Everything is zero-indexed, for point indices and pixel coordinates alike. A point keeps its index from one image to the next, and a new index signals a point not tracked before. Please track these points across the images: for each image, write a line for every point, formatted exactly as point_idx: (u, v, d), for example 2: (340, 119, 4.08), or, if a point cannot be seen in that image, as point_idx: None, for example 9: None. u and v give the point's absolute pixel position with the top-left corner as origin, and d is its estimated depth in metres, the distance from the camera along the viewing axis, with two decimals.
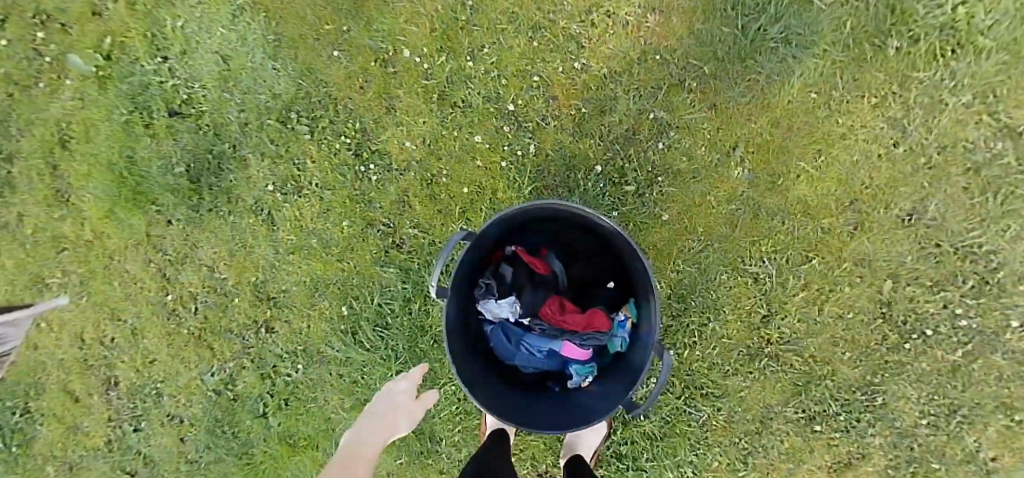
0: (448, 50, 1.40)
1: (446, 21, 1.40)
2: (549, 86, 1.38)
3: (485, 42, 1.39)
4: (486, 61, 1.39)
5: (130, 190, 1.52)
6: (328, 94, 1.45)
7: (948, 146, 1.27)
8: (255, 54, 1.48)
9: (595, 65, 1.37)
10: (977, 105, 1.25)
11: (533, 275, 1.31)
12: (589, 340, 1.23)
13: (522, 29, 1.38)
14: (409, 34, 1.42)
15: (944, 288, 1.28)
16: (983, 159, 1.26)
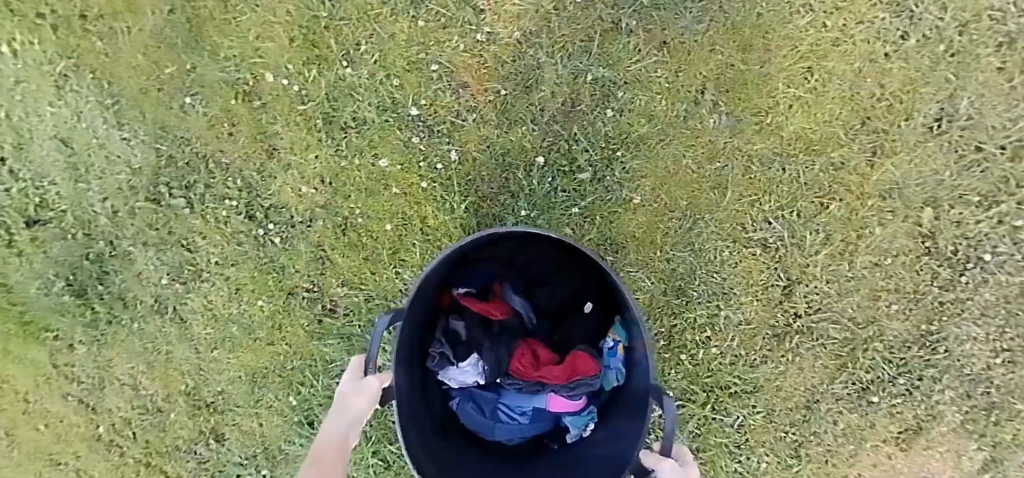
0: (318, 60, 1.10)
1: (305, 25, 1.09)
2: (454, 72, 1.07)
3: (360, 38, 1.08)
4: (369, 61, 1.09)
5: (16, 322, 1.23)
6: (195, 153, 1.17)
7: (970, 22, 1.00)
8: (97, 125, 1.18)
9: (503, 31, 1.05)
10: None
11: (490, 324, 1.06)
12: (578, 389, 1.02)
13: (401, 9, 1.07)
14: (265, 53, 1.11)
15: (998, 200, 1.04)
16: (1018, 27, 1.00)
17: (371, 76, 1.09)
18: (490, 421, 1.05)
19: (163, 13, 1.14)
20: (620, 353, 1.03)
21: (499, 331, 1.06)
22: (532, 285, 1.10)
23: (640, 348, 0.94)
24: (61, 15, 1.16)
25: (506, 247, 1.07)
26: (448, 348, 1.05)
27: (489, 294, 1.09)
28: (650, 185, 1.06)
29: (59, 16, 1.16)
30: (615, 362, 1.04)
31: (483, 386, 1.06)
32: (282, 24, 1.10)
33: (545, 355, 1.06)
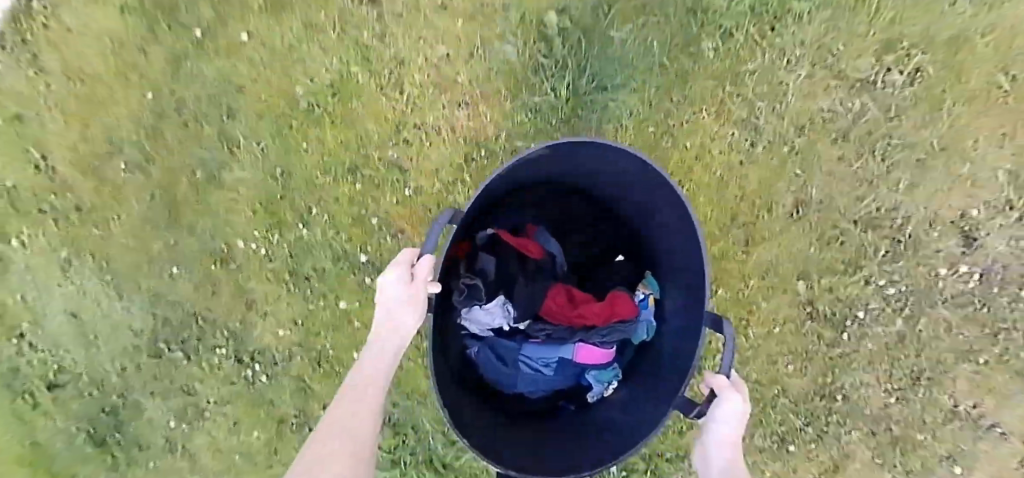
0: (278, 225, 1.30)
1: (263, 198, 1.29)
2: (391, 221, 1.28)
3: (310, 203, 1.28)
4: (319, 221, 1.29)
5: (47, 474, 1.42)
6: (185, 312, 1.36)
7: (807, 125, 1.19)
8: (101, 298, 1.39)
9: (426, 183, 1.26)
10: (821, 71, 1.17)
11: (526, 261, 1.19)
12: (611, 336, 1.13)
13: (340, 175, 1.27)
14: (233, 224, 1.31)
15: (862, 265, 1.22)
16: (847, 123, 1.19)
17: (325, 235, 1.29)
18: (513, 371, 1.17)
19: (145, 200, 1.35)
20: (650, 307, 1.17)
21: (534, 269, 1.19)
22: (558, 231, 1.27)
23: (675, 288, 1.13)
24: (61, 211, 1.38)
25: (541, 196, 1.22)
26: (481, 283, 1.15)
27: (522, 232, 1.23)
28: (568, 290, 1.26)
29: (60, 214, 1.38)
30: (645, 314, 1.17)
31: (511, 336, 1.17)
32: (245, 199, 1.30)
33: (577, 297, 1.19)
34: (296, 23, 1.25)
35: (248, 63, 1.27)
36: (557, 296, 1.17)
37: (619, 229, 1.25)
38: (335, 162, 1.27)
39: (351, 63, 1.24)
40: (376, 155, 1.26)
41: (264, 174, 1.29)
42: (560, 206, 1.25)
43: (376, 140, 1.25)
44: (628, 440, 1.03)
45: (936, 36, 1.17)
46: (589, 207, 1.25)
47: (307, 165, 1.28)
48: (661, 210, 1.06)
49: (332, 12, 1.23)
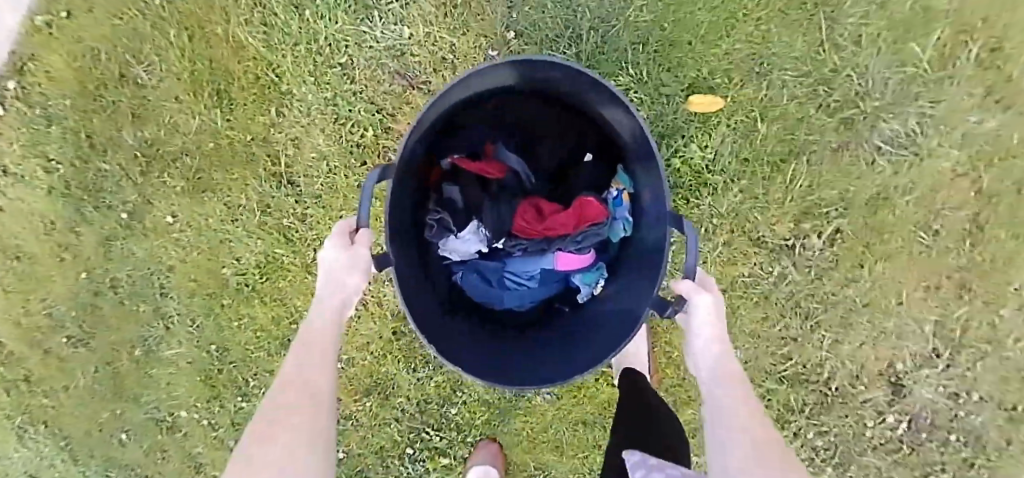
0: (218, 396, 1.33)
1: (204, 370, 1.32)
2: None
3: (249, 374, 1.32)
4: (258, 392, 1.32)
5: None
6: (139, 474, 1.39)
7: (726, 290, 1.20)
8: (58, 462, 1.41)
9: (357, 355, 1.28)
10: (738, 238, 1.17)
11: (488, 184, 1.19)
12: (585, 240, 1.16)
13: (276, 348, 1.30)
14: (177, 395, 1.35)
15: (789, 419, 1.24)
16: (769, 285, 1.19)
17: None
18: (498, 288, 1.21)
19: (91, 372, 1.37)
20: (625, 203, 1.16)
21: (500, 191, 1.18)
22: (526, 147, 1.24)
23: (644, 179, 1.09)
24: (8, 382, 1.39)
25: (499, 113, 1.20)
26: (447, 215, 1.16)
27: (482, 156, 1.21)
28: (505, 452, 1.27)
29: (10, 385, 1.39)
30: (620, 213, 1.16)
31: (489, 256, 1.20)
32: (187, 371, 1.33)
33: (546, 207, 1.19)
34: (218, 206, 1.26)
35: (176, 244, 1.29)
36: (525, 214, 1.17)
37: (591, 129, 1.19)
38: (269, 338, 1.29)
39: (274, 244, 1.25)
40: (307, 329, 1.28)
41: (202, 350, 1.32)
42: (523, 121, 1.22)
43: (306, 314, 1.28)
44: (610, 324, 1.07)
45: (855, 197, 1.17)
46: (553, 117, 1.20)
47: (242, 339, 1.30)
48: (608, 106, 1.04)
49: (251, 194, 1.24)
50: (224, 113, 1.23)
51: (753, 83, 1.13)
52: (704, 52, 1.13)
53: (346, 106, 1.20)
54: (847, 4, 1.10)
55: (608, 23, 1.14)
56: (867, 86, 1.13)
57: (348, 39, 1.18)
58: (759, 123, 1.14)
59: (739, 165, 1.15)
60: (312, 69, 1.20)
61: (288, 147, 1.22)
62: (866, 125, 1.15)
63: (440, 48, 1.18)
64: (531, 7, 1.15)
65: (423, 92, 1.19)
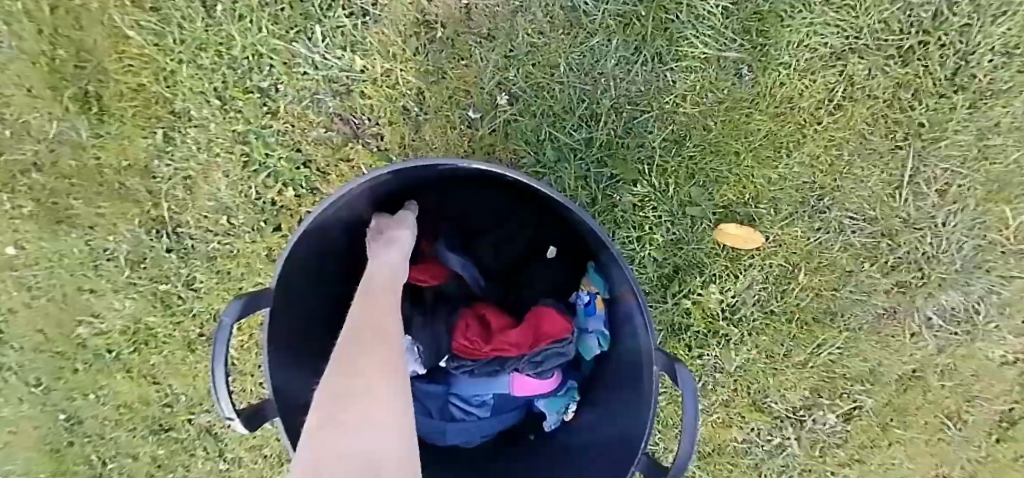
0: (64, 471, 1.11)
1: (51, 439, 1.10)
2: None
3: (107, 455, 1.10)
4: (113, 474, 1.10)
5: None
6: None
7: (711, 453, 1.02)
8: None
9: (246, 455, 1.05)
10: (741, 399, 0.98)
11: (421, 295, 0.80)
12: (546, 362, 0.75)
13: (142, 432, 1.07)
14: (12, 460, 1.11)
15: None
16: (762, 454, 1.02)
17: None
18: (440, 421, 0.79)
19: None
20: (599, 311, 0.76)
21: (433, 301, 0.80)
22: (474, 241, 0.84)
23: (627, 302, 0.68)
24: None
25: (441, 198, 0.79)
26: None
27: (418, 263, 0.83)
28: None
29: None
30: (596, 325, 0.77)
31: (429, 377, 0.81)
32: (27, 437, 1.10)
33: (497, 319, 0.79)
34: (77, 245, 0.95)
35: (17, 282, 1.00)
36: (468, 328, 0.78)
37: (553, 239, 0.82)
38: (136, 418, 1.06)
39: (146, 311, 0.97)
40: (184, 415, 1.04)
41: (51, 415, 1.08)
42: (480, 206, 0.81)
43: (185, 399, 1.03)
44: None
45: (885, 373, 0.98)
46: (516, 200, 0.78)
47: (95, 414, 1.08)
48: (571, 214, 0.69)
49: (121, 240, 0.93)
50: (91, 124, 0.89)
51: (804, 220, 0.86)
52: (753, 170, 0.84)
53: (260, 148, 0.85)
54: (943, 143, 0.84)
55: (637, 106, 0.82)
56: (937, 247, 0.90)
57: (273, 57, 0.82)
58: (798, 271, 0.90)
59: (762, 318, 0.92)
60: (218, 87, 0.84)
61: (177, 185, 0.89)
62: (923, 292, 0.93)
63: (401, 93, 0.82)
64: (534, 63, 0.81)
65: (369, 148, 0.84)
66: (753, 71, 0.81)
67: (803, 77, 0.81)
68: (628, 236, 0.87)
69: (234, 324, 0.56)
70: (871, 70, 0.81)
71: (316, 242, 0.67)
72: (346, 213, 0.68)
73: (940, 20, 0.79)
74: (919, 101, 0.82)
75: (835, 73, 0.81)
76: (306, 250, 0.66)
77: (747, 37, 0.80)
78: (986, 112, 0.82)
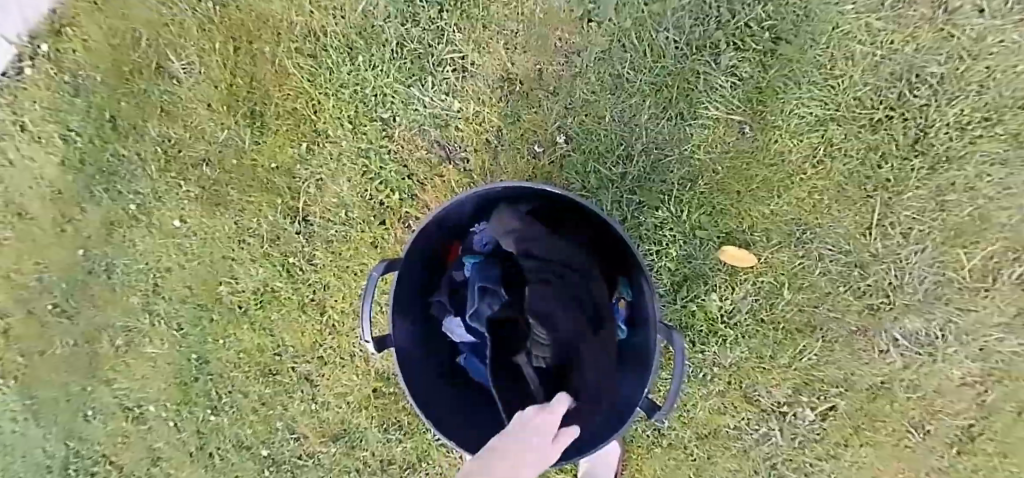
0: (190, 400, 1.42)
1: (182, 374, 1.41)
2: (292, 425, 1.38)
3: (223, 391, 1.40)
4: (226, 407, 1.41)
5: None
6: (99, 451, 1.44)
7: (707, 436, 1.25)
8: (21, 419, 1.44)
9: (334, 400, 1.35)
10: (733, 390, 1.21)
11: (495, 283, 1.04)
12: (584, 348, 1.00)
13: (256, 374, 1.37)
14: (149, 388, 1.42)
15: None
16: (750, 441, 1.24)
17: (232, 424, 1.41)
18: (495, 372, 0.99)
19: (69, 344, 1.41)
20: (622, 311, 1.01)
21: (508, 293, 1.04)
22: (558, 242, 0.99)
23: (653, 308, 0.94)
24: None
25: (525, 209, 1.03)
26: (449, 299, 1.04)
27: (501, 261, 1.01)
28: None
29: None
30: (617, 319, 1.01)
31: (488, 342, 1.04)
32: (163, 371, 1.41)
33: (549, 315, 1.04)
34: (228, 224, 1.26)
35: (177, 248, 1.32)
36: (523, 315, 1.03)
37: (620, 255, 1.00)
38: (251, 362, 1.37)
39: (273, 278, 1.27)
40: (290, 363, 1.34)
41: (185, 354, 1.40)
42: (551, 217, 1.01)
43: (292, 351, 1.33)
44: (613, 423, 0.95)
45: (857, 381, 1.19)
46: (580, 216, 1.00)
47: (220, 357, 1.38)
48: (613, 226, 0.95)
49: (262, 222, 1.24)
50: (253, 135, 1.20)
51: (791, 248, 1.10)
52: (751, 205, 1.07)
53: (377, 162, 1.14)
54: (906, 195, 1.06)
55: (662, 151, 1.07)
56: (902, 279, 1.11)
57: (393, 96, 1.12)
58: (785, 289, 1.12)
59: (754, 324, 1.15)
60: (351, 115, 1.14)
61: (310, 185, 1.19)
62: (890, 316, 1.14)
63: (485, 129, 1.10)
64: (587, 113, 1.07)
65: (458, 168, 1.12)
66: (753, 130, 1.05)
67: (793, 137, 1.05)
68: (649, 249, 1.12)
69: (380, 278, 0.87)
70: (848, 136, 1.04)
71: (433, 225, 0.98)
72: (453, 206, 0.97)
73: (903, 101, 1.02)
74: (886, 162, 1.05)
75: (819, 136, 1.04)
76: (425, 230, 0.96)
77: (750, 105, 1.05)
78: (941, 174, 1.04)
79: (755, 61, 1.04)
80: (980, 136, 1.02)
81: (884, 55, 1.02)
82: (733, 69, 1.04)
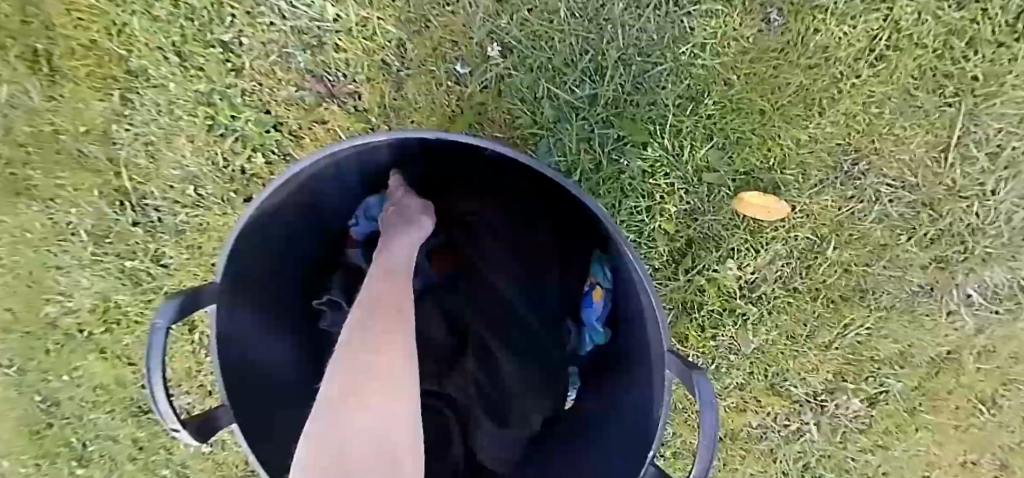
0: (46, 454, 1.06)
1: (28, 422, 1.04)
2: (184, 472, 1.05)
3: (86, 438, 1.05)
4: (94, 457, 1.06)
5: None
6: None
7: (724, 438, 0.96)
8: None
9: (231, 437, 1.02)
10: (757, 382, 0.91)
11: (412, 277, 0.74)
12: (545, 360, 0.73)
13: (125, 413, 1.02)
14: None
15: None
16: (779, 440, 0.95)
17: (107, 477, 1.07)
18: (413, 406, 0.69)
19: None
20: (597, 304, 0.72)
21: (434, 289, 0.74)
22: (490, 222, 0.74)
23: (648, 313, 0.58)
24: None
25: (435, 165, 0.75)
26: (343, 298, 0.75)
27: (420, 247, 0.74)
28: None
29: None
30: (593, 319, 0.73)
31: None
32: (4, 418, 1.05)
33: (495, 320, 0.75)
34: (38, 220, 0.87)
35: None
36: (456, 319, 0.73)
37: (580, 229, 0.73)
38: (116, 399, 1.01)
39: (115, 289, 0.90)
40: None
41: (25, 397, 1.03)
42: (480, 181, 0.73)
43: None
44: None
45: (916, 355, 0.89)
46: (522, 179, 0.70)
47: (72, 397, 1.02)
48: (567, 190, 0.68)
49: (84, 211, 0.86)
50: (41, 86, 0.80)
51: (835, 188, 0.77)
52: (781, 130, 0.74)
53: (226, 110, 0.76)
54: (998, 100, 0.73)
55: (648, 58, 0.72)
56: (984, 218, 0.80)
57: (235, 6, 0.73)
58: (827, 245, 0.80)
59: (782, 295, 0.84)
60: (176, 41, 0.75)
61: (138, 152, 0.81)
62: (964, 269, 0.83)
63: (380, 45, 0.73)
64: (531, 9, 0.71)
65: (345, 109, 0.75)
66: (783, 16, 0.70)
67: (841, 22, 0.70)
68: (637, 206, 0.78)
69: (169, 326, 0.49)
70: (922, 14, 0.70)
71: (307, 200, 0.65)
72: (339, 169, 0.65)
73: None
74: (974, 51, 0.71)
75: (879, 18, 0.70)
76: (291, 206, 0.61)
77: None
78: None
79: None
80: None
81: None
82: None
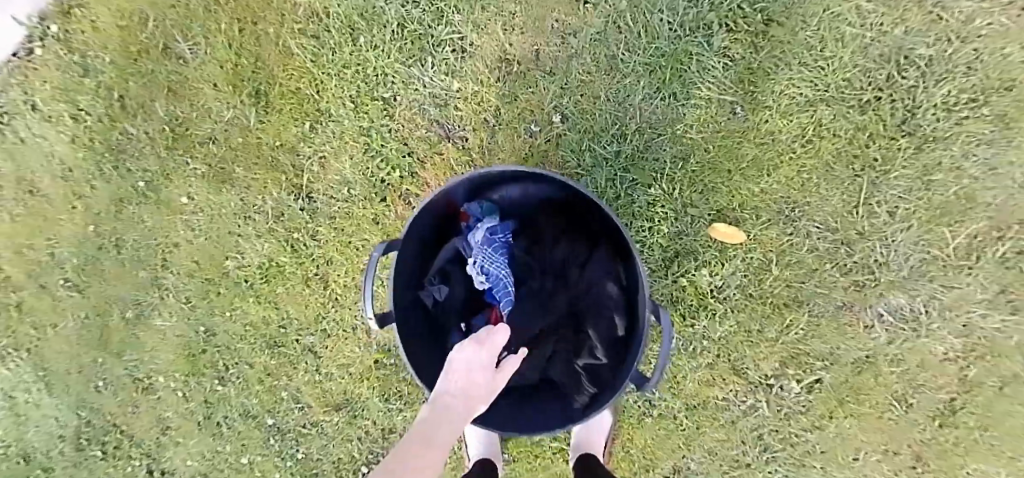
0: (196, 372, 1.42)
1: (192, 346, 1.41)
2: (297, 396, 1.40)
3: (228, 363, 1.41)
4: (231, 378, 1.41)
5: None
6: (107, 423, 1.44)
7: (698, 406, 1.26)
8: (32, 390, 1.45)
9: (335, 372, 1.39)
10: (723, 363, 1.24)
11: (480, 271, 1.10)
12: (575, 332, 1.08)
13: (262, 347, 1.39)
14: (157, 362, 1.42)
15: None
16: (739, 412, 1.25)
17: (238, 394, 1.41)
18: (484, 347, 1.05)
19: (80, 317, 1.42)
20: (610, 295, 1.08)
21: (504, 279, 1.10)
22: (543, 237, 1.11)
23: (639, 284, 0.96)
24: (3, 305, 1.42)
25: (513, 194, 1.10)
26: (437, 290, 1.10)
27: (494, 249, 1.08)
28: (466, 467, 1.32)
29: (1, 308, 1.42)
30: None
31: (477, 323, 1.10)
32: (171, 343, 1.41)
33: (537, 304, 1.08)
34: (234, 200, 1.30)
35: (184, 224, 1.35)
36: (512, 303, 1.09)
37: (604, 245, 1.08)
38: (257, 334, 1.39)
39: (279, 252, 1.31)
40: (293, 336, 1.37)
41: (191, 327, 1.40)
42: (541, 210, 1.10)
43: (296, 323, 1.37)
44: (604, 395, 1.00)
45: (843, 355, 1.19)
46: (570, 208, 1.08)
47: (225, 329, 1.39)
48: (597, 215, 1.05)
49: (268, 198, 1.27)
50: (258, 113, 1.23)
51: (779, 226, 1.13)
52: (740, 183, 1.11)
53: (378, 140, 1.19)
54: (893, 174, 1.09)
55: (655, 130, 1.10)
56: (886, 256, 1.13)
57: (394, 76, 1.16)
58: (773, 265, 1.16)
59: (741, 299, 1.19)
60: (354, 94, 1.18)
61: (314, 163, 1.23)
62: (876, 292, 1.16)
63: (483, 108, 1.14)
64: (581, 94, 1.11)
65: (457, 146, 1.16)
66: (744, 110, 1.08)
67: (784, 117, 1.08)
68: (641, 226, 1.15)
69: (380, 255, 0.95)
70: (837, 115, 1.07)
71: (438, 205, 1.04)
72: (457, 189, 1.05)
73: (892, 82, 1.05)
74: (874, 142, 1.08)
75: (808, 116, 1.07)
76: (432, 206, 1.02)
77: (742, 85, 1.07)
78: (926, 153, 1.07)
79: (746, 43, 1.06)
80: (966, 117, 1.05)
81: (873, 38, 1.04)
82: (725, 50, 1.07)
